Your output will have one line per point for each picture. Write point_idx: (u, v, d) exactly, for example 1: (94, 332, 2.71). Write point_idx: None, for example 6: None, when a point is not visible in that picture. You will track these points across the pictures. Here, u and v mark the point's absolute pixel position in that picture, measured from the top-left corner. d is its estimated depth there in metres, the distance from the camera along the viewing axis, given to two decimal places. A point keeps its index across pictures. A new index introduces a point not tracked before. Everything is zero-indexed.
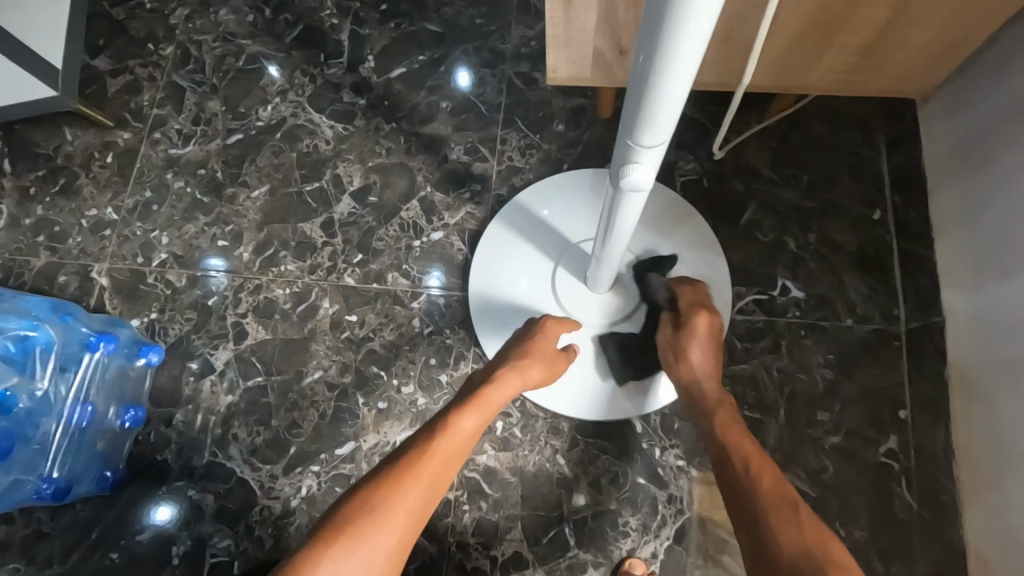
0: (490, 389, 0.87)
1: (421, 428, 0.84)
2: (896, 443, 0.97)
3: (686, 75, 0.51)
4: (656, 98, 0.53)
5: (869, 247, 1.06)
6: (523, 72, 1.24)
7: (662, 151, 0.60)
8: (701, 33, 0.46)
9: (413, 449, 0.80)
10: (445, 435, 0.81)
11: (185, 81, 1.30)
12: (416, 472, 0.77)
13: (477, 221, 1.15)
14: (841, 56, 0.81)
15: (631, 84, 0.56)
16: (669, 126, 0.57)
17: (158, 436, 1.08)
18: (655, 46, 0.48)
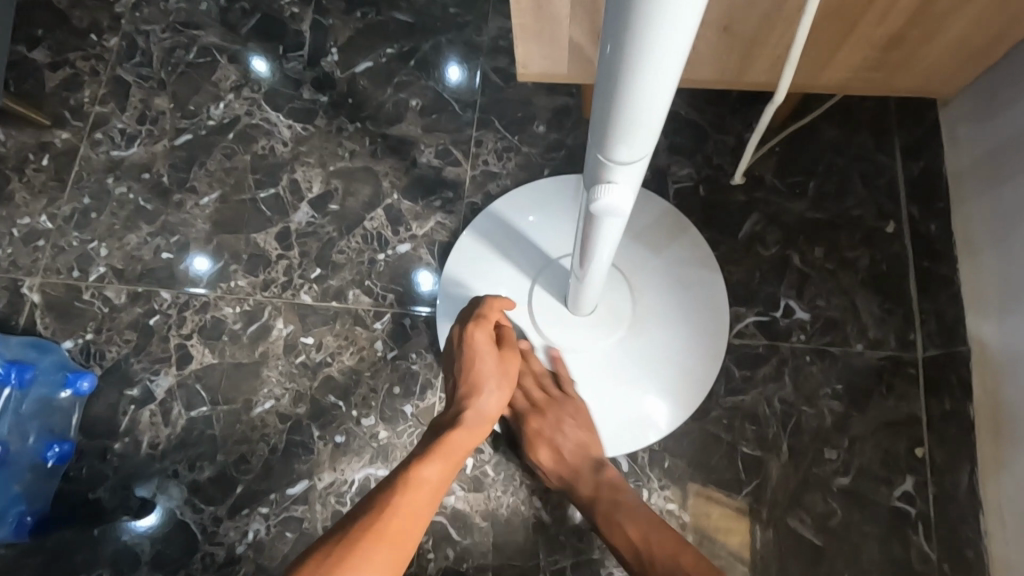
0: (451, 431, 0.79)
1: (376, 487, 0.73)
2: (912, 485, 0.86)
3: (670, 72, 0.40)
4: (632, 103, 0.42)
5: (882, 263, 0.95)
6: (501, 67, 1.12)
7: (642, 167, 0.49)
8: (687, 17, 0.35)
9: (368, 508, 0.69)
10: (407, 491, 0.71)
11: (130, 76, 1.18)
12: (379, 527, 0.67)
13: (449, 232, 1.04)
14: (860, 50, 0.70)
15: (598, 87, 0.44)
16: (649, 138, 0.46)
17: (90, 473, 0.97)
18: (628, 34, 0.37)
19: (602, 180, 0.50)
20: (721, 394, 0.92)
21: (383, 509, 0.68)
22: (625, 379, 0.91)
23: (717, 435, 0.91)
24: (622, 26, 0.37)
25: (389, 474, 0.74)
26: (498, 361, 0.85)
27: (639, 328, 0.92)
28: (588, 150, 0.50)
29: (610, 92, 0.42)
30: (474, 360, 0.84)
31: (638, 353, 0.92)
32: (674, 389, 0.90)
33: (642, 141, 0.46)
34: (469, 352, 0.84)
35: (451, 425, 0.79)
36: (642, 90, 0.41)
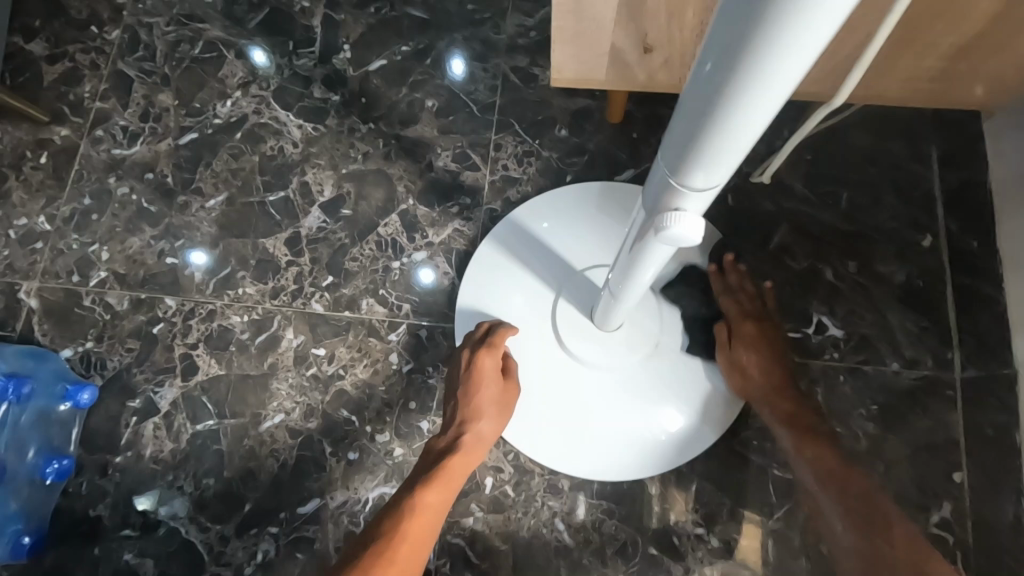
0: (450, 458, 0.79)
1: (384, 509, 0.76)
2: (950, 511, 0.83)
3: (782, 82, 0.35)
4: (721, 128, 0.38)
5: (919, 278, 0.92)
6: (520, 67, 1.08)
7: (718, 187, 0.45)
8: (806, 50, 0.32)
9: (373, 541, 0.72)
10: (408, 520, 0.74)
11: (132, 70, 1.13)
12: (384, 565, 0.70)
13: (466, 240, 1.00)
14: (922, 55, 0.65)
15: (689, 92, 0.39)
16: (728, 165, 0.42)
17: (92, 488, 0.93)
18: (736, 56, 0.34)
19: (673, 198, 0.46)
20: (751, 414, 0.89)
21: (385, 541, 0.72)
22: (651, 397, 0.87)
23: (746, 457, 0.88)
24: (738, 23, 0.32)
25: (395, 495, 0.78)
26: (500, 390, 0.84)
27: (666, 344, 0.89)
28: (660, 162, 0.46)
29: (705, 97, 0.38)
30: (475, 385, 0.83)
31: (665, 371, 0.88)
32: (702, 408, 0.87)
33: (725, 155, 0.41)
34: (472, 380, 0.83)
35: (450, 450, 0.80)
36: (745, 99, 0.36)
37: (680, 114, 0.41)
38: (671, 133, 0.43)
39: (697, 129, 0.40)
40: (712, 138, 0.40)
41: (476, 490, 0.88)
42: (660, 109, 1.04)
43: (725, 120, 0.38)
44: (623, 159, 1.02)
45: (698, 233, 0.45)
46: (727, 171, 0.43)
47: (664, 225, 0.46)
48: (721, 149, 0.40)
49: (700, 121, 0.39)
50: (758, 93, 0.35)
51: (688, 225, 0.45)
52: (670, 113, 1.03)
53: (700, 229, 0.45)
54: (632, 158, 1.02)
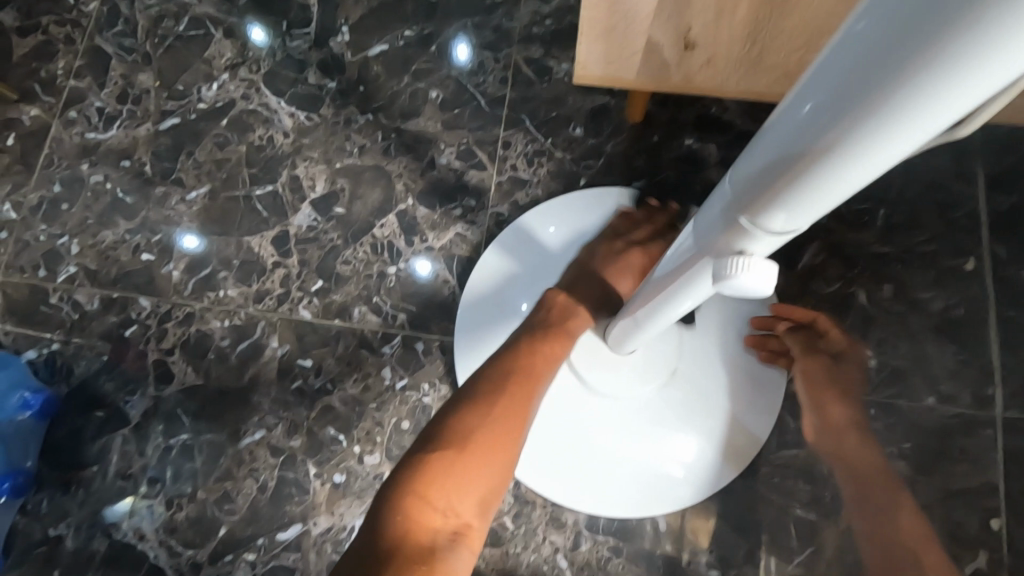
0: (572, 321, 0.77)
1: (512, 340, 0.74)
2: (986, 562, 0.77)
3: (922, 129, 0.26)
4: (826, 174, 0.31)
5: (959, 306, 0.85)
6: (534, 58, 0.99)
7: (797, 233, 0.37)
8: (963, 103, 0.24)
9: (504, 366, 0.71)
10: (531, 358, 0.72)
11: (111, 47, 1.04)
12: (517, 388, 0.69)
13: (469, 246, 0.92)
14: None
15: (785, 120, 0.32)
16: (816, 213, 0.35)
17: (53, 505, 0.85)
18: (864, 97, 0.26)
19: (739, 236, 0.38)
20: (773, 448, 0.82)
21: (519, 371, 0.70)
22: (664, 429, 0.80)
23: (767, 495, 0.81)
24: (875, 54, 0.24)
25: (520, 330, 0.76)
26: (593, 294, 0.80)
27: (682, 372, 0.82)
28: (729, 193, 0.38)
29: (811, 132, 0.30)
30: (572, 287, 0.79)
31: (681, 401, 0.81)
32: (722, 442, 0.80)
33: (820, 200, 0.33)
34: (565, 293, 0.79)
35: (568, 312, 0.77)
36: (869, 143, 0.28)
37: (767, 144, 0.34)
38: (750, 163, 0.35)
39: (789, 167, 0.32)
40: (808, 181, 0.32)
41: None
42: (684, 111, 0.96)
43: (831, 162, 0.30)
44: (644, 163, 0.94)
45: (767, 287, 0.38)
46: (814, 215, 0.35)
47: (723, 269, 0.38)
48: (816, 193, 0.32)
49: (795, 156, 0.31)
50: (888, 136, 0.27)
51: (757, 276, 0.37)
52: (695, 115, 0.95)
53: (772, 283, 0.37)
54: (652, 162, 0.94)
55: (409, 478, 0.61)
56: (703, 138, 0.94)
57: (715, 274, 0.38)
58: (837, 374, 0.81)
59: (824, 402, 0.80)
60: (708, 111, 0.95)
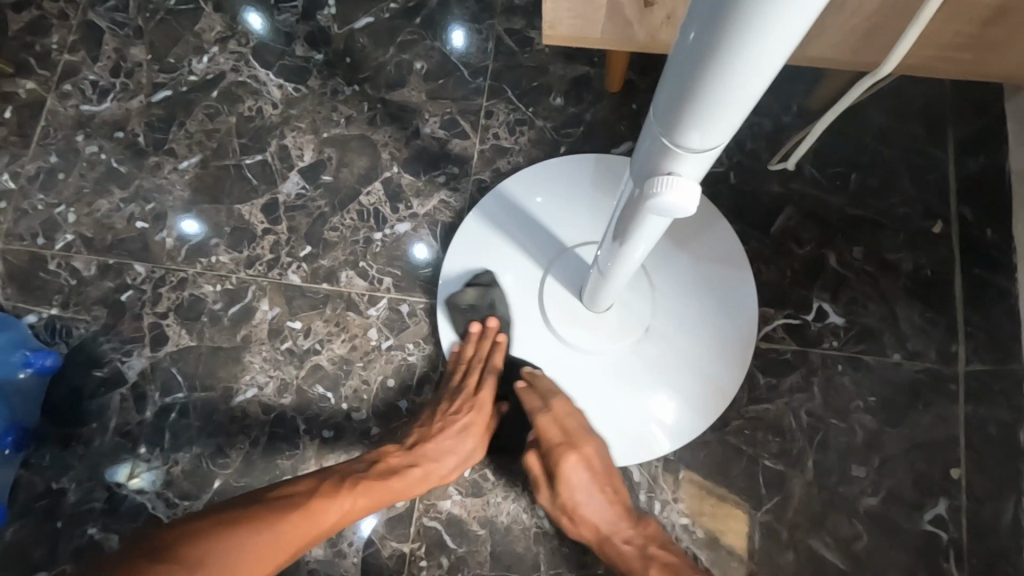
0: (393, 481, 0.77)
1: (314, 476, 0.76)
2: (946, 509, 0.80)
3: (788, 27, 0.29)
4: (722, 87, 0.33)
5: (927, 266, 0.88)
6: (516, 29, 1.01)
7: (719, 148, 0.39)
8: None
9: (309, 493, 0.73)
10: (336, 497, 0.73)
11: (103, 21, 1.06)
12: (303, 521, 0.70)
13: (453, 212, 0.95)
14: (959, 20, 0.63)
15: (682, 45, 0.34)
16: (726, 126, 0.37)
17: (55, 460, 0.89)
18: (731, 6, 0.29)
19: (666, 159, 0.41)
20: (744, 402, 0.85)
21: (314, 510, 0.72)
22: (638, 384, 0.83)
23: (737, 448, 0.84)
24: None
25: (330, 469, 0.77)
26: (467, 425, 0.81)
27: (657, 330, 0.84)
28: (652, 126, 0.40)
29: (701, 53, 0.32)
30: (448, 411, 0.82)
31: (654, 358, 0.84)
32: (693, 397, 0.83)
33: (725, 112, 0.36)
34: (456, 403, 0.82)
35: (401, 471, 0.78)
36: (746, 48, 0.30)
37: (670, 71, 0.37)
38: (663, 95, 0.38)
39: (691, 88, 0.35)
40: (710, 97, 0.34)
41: None
42: None
43: (724, 76, 0.33)
44: (623, 131, 0.96)
45: (692, 202, 0.41)
46: (727, 129, 0.37)
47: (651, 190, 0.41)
48: (717, 107, 0.35)
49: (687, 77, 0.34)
50: (754, 39, 0.30)
51: (680, 192, 0.40)
52: None
53: (697, 197, 0.40)
54: (631, 130, 0.96)
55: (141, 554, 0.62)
56: None
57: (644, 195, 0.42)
58: (590, 460, 0.78)
59: (571, 495, 0.77)
60: None
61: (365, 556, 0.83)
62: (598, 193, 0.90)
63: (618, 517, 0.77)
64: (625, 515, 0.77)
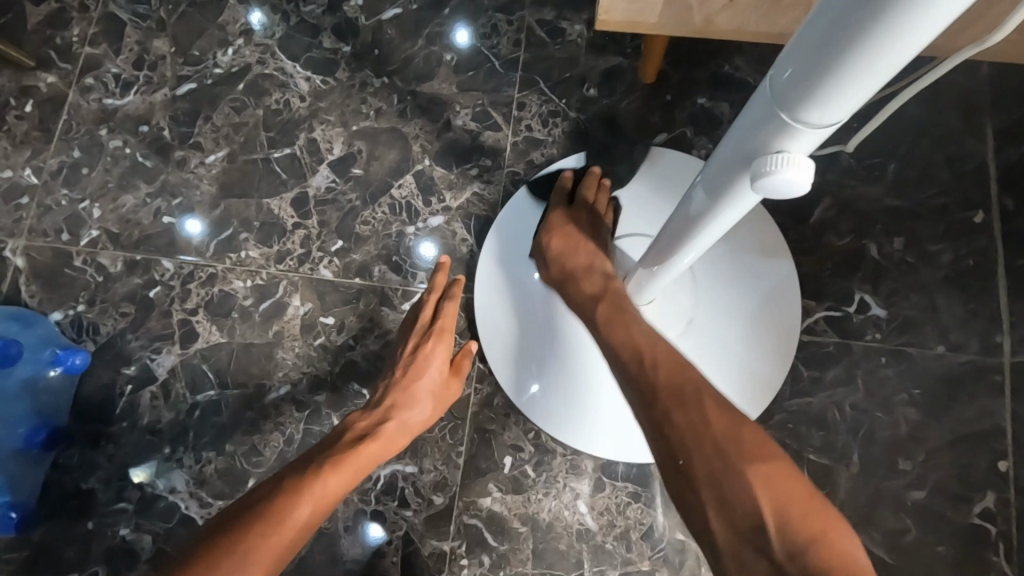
0: (369, 444, 0.74)
1: (259, 488, 0.69)
2: (994, 502, 0.80)
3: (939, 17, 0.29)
4: (852, 78, 0.33)
5: (969, 257, 0.87)
6: (547, 20, 1.00)
7: (838, 124, 0.38)
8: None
9: (268, 493, 0.68)
10: (297, 484, 0.68)
11: (125, 13, 1.04)
12: (266, 525, 0.65)
13: (486, 205, 0.93)
14: None
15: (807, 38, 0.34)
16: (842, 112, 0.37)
17: (84, 460, 0.88)
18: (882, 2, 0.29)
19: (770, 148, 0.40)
20: (787, 396, 0.84)
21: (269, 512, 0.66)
22: None
23: (781, 442, 0.83)
24: None
25: (280, 472, 0.71)
26: (443, 381, 0.80)
27: (699, 322, 0.83)
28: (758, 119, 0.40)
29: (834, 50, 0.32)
30: (419, 369, 0.80)
31: (698, 351, 0.82)
32: (738, 389, 0.82)
33: (846, 101, 0.35)
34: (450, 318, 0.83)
35: (372, 435, 0.75)
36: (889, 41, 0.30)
37: (788, 67, 0.36)
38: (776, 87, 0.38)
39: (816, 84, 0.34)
40: (835, 90, 0.34)
41: (494, 470, 0.83)
42: (696, 70, 0.97)
43: (855, 70, 0.33)
44: (659, 122, 0.95)
45: (807, 181, 0.40)
46: (853, 105, 0.36)
47: (766, 168, 0.40)
48: (855, 84, 0.34)
49: (833, 52, 0.32)
50: (931, 10, 0.28)
51: (798, 170, 0.39)
52: (707, 73, 0.96)
53: (812, 176, 0.39)
54: (665, 121, 0.95)
55: None
56: (716, 97, 0.96)
57: (758, 173, 0.40)
58: (610, 271, 0.80)
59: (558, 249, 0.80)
60: (720, 70, 0.96)
61: (404, 555, 0.82)
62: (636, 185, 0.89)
63: (623, 317, 0.70)
64: (631, 316, 0.70)
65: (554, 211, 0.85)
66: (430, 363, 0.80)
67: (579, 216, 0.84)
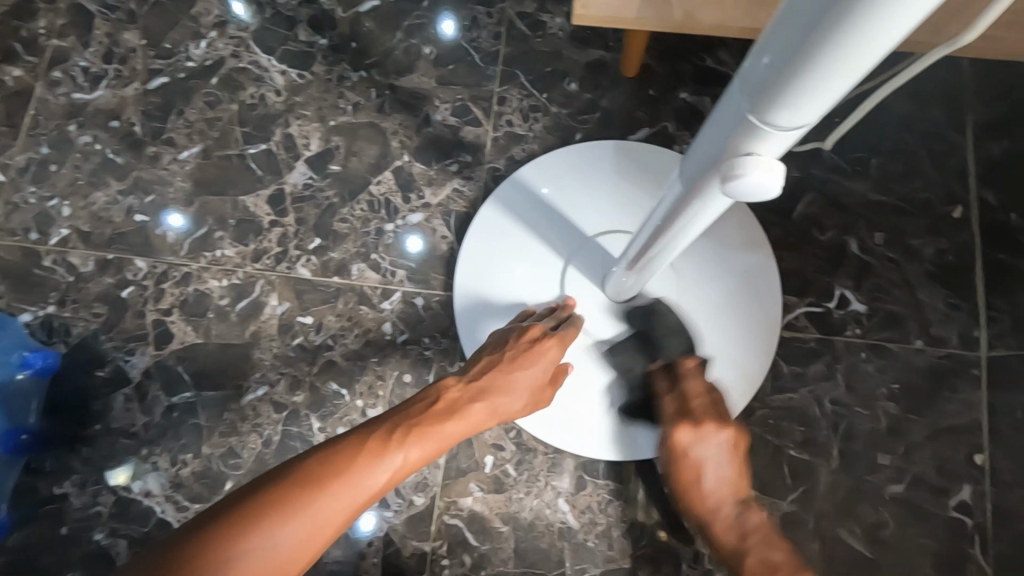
0: (453, 420, 0.71)
1: (349, 433, 0.67)
2: (970, 494, 0.80)
3: (865, 56, 0.31)
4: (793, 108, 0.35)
5: (949, 252, 0.87)
6: (528, 13, 0.98)
7: (808, 127, 0.37)
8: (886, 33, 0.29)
9: (354, 444, 0.66)
10: (383, 444, 0.66)
11: (93, 5, 1.01)
12: (343, 481, 0.63)
13: (467, 202, 0.92)
14: None
15: (750, 71, 0.36)
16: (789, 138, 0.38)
17: (57, 464, 0.86)
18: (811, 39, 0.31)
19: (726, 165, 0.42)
20: (769, 392, 0.84)
21: (343, 469, 0.64)
22: None
23: (763, 437, 0.83)
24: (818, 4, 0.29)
25: (370, 422, 0.69)
26: (540, 380, 0.76)
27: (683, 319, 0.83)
28: (716, 136, 0.42)
29: (769, 80, 0.34)
30: (520, 359, 0.75)
31: None
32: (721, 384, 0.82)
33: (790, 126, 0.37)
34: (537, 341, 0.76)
35: (457, 409, 0.72)
36: (820, 77, 0.32)
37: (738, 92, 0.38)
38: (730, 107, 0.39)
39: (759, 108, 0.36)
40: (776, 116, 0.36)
41: (475, 469, 0.83)
42: (679, 64, 0.96)
43: (792, 101, 0.34)
44: (641, 117, 0.94)
45: (777, 184, 0.40)
46: (824, 107, 0.35)
47: (734, 170, 0.40)
48: (823, 86, 0.33)
49: (774, 78, 0.34)
50: (852, 52, 0.30)
51: (758, 180, 0.40)
52: (690, 67, 0.96)
53: (778, 184, 0.39)
54: (648, 116, 0.94)
55: (186, 545, 0.56)
56: (699, 91, 0.95)
57: (727, 176, 0.40)
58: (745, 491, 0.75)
59: (698, 489, 0.74)
60: (704, 64, 0.96)
61: (386, 555, 0.81)
62: (618, 180, 0.88)
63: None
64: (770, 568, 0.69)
65: (680, 435, 0.75)
66: (540, 359, 0.76)
67: (707, 429, 0.74)
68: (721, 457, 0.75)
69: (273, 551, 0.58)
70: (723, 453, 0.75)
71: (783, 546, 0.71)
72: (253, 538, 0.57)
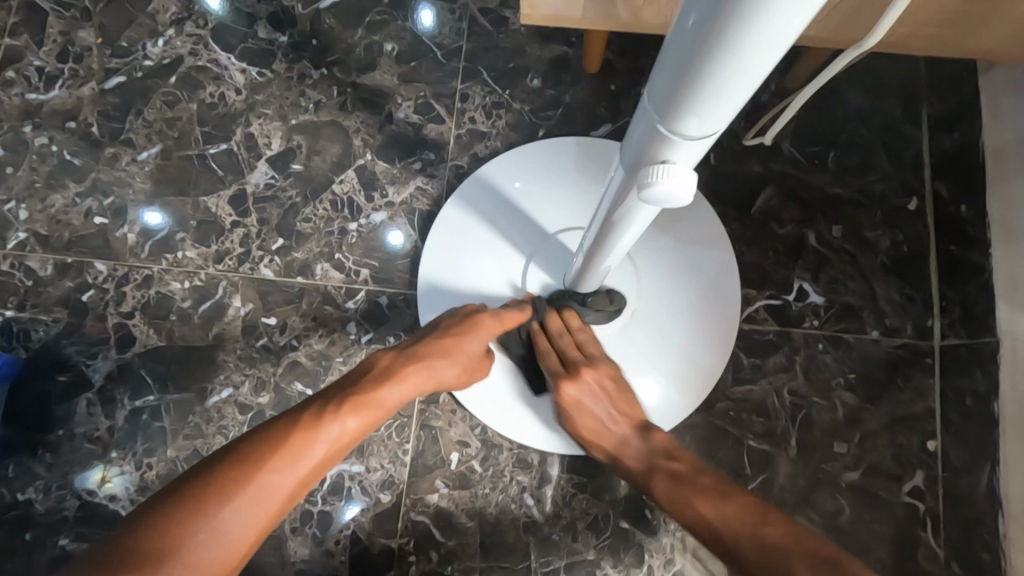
0: (394, 388, 0.71)
1: (290, 412, 0.67)
2: (922, 480, 0.83)
3: (752, 71, 0.32)
4: (694, 117, 0.37)
5: (905, 244, 0.89)
6: (490, 8, 0.98)
7: (714, 135, 0.39)
8: (765, 49, 0.31)
9: (293, 421, 0.65)
10: (325, 416, 0.66)
11: (47, 2, 0.99)
12: (288, 456, 0.62)
13: (430, 200, 0.92)
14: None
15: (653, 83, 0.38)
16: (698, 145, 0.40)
17: (19, 471, 0.85)
18: (698, 56, 0.32)
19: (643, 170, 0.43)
20: (729, 384, 0.85)
21: (286, 442, 0.63)
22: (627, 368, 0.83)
23: (723, 429, 0.85)
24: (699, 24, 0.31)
25: (306, 402, 0.69)
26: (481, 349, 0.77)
27: (643, 312, 0.84)
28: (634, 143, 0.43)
29: (669, 91, 0.36)
30: (460, 329, 0.76)
31: (642, 342, 0.84)
32: (681, 377, 0.83)
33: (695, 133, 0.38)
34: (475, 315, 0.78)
35: (398, 378, 0.72)
36: (713, 89, 0.34)
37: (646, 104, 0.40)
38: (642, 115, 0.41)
39: (664, 117, 0.38)
40: (681, 125, 0.38)
41: (441, 466, 0.84)
42: (641, 60, 0.96)
43: (692, 111, 0.36)
44: (604, 113, 0.94)
45: (689, 190, 0.41)
46: (724, 117, 0.37)
47: (647, 179, 0.41)
48: (719, 98, 0.35)
49: (674, 90, 0.36)
50: (738, 68, 0.32)
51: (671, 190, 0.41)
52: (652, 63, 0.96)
53: (690, 191, 0.41)
54: (610, 111, 0.94)
55: (129, 537, 0.55)
56: None
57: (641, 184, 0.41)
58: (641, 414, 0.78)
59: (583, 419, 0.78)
60: None
61: (353, 552, 0.82)
62: (580, 177, 0.88)
63: (684, 492, 0.69)
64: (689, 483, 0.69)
65: (563, 390, 0.77)
66: (479, 330, 0.77)
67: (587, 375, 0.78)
68: (599, 398, 0.77)
69: (222, 532, 0.57)
70: (599, 390, 0.77)
71: (686, 457, 0.73)
72: (199, 523, 0.56)
